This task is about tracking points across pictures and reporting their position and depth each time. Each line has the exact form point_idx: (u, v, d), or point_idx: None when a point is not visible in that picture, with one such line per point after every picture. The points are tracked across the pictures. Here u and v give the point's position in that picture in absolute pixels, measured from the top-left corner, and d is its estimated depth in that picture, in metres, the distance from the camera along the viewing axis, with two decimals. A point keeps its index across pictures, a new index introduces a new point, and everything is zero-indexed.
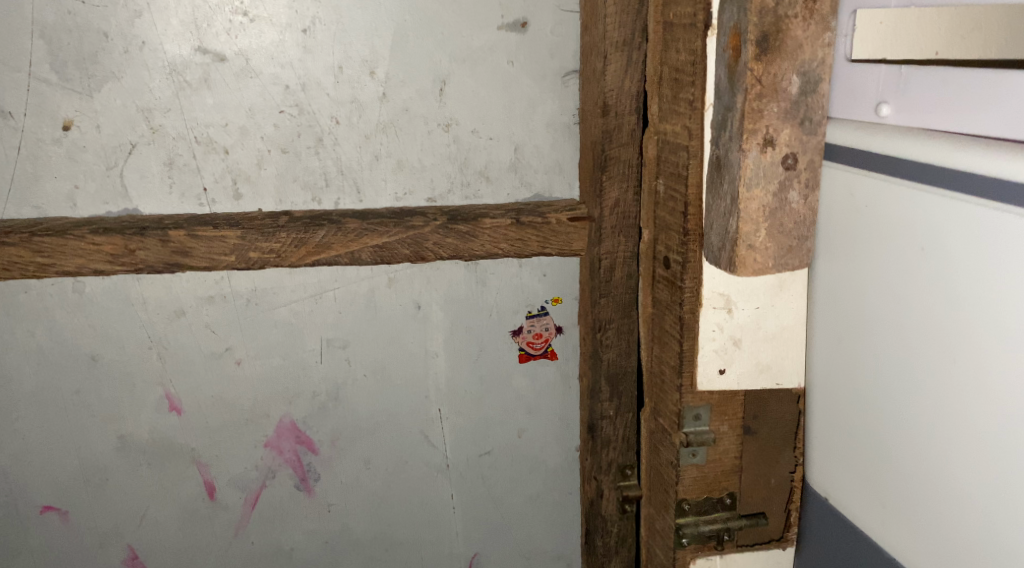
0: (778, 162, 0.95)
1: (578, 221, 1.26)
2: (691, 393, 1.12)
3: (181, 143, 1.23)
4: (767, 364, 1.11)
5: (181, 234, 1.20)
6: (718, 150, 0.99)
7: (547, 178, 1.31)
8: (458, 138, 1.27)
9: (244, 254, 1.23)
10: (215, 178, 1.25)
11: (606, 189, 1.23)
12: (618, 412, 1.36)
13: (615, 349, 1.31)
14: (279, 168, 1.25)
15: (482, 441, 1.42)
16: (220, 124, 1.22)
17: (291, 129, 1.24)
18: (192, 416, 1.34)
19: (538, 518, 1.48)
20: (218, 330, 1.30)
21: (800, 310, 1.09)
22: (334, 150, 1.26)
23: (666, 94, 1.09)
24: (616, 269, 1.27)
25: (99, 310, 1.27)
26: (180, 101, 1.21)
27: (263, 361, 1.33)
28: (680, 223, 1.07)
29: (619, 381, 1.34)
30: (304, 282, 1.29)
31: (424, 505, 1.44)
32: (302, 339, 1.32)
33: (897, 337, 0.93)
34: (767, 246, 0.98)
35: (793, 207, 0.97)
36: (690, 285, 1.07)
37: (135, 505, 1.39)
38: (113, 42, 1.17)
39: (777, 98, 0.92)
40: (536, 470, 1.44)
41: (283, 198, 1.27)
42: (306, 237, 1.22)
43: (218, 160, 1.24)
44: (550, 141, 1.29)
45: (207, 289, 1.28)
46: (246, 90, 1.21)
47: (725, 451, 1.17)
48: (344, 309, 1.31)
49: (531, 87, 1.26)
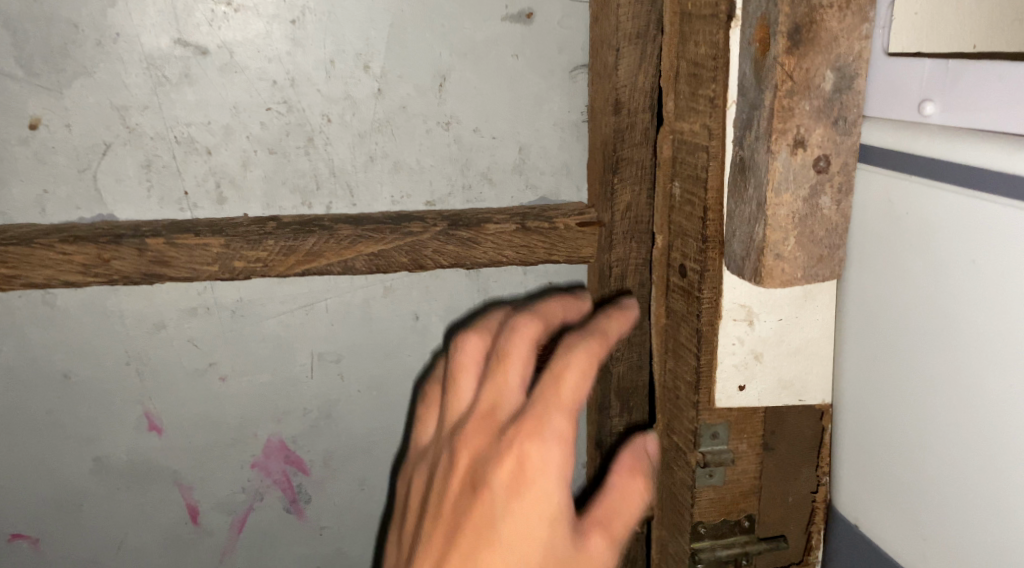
0: (809, 165, 0.87)
1: (587, 226, 1.19)
2: (708, 411, 1.05)
3: (161, 144, 1.15)
4: (790, 381, 1.04)
5: (159, 242, 1.11)
6: (743, 151, 0.92)
7: (554, 180, 1.25)
8: (460, 137, 1.20)
9: (229, 263, 1.13)
10: (197, 181, 1.17)
11: (618, 192, 1.16)
12: (627, 428, 1.30)
13: (625, 362, 1.26)
14: (266, 170, 1.18)
15: None
16: (203, 122, 1.14)
17: (279, 129, 1.16)
18: (173, 435, 1.26)
19: None
20: (202, 344, 1.22)
21: (826, 323, 1.02)
22: (326, 150, 1.18)
23: (682, 91, 1.02)
24: (627, 277, 1.20)
25: (72, 323, 1.18)
26: (158, 98, 1.12)
27: (251, 378, 1.25)
28: (699, 229, 1.00)
29: (629, 397, 1.29)
30: (295, 292, 1.21)
31: None
32: (293, 353, 1.25)
33: (937, 354, 0.87)
34: (796, 256, 0.90)
35: (825, 213, 0.90)
36: (708, 296, 1.01)
37: (113, 531, 1.30)
38: (85, 33, 1.09)
39: (809, 96, 0.85)
40: None
41: (271, 203, 1.19)
42: (296, 245, 1.13)
43: (201, 162, 1.16)
44: (558, 140, 1.23)
45: (190, 300, 1.20)
46: (231, 86, 1.13)
47: (744, 472, 1.10)
48: (337, 321, 1.24)
49: (538, 83, 1.20)
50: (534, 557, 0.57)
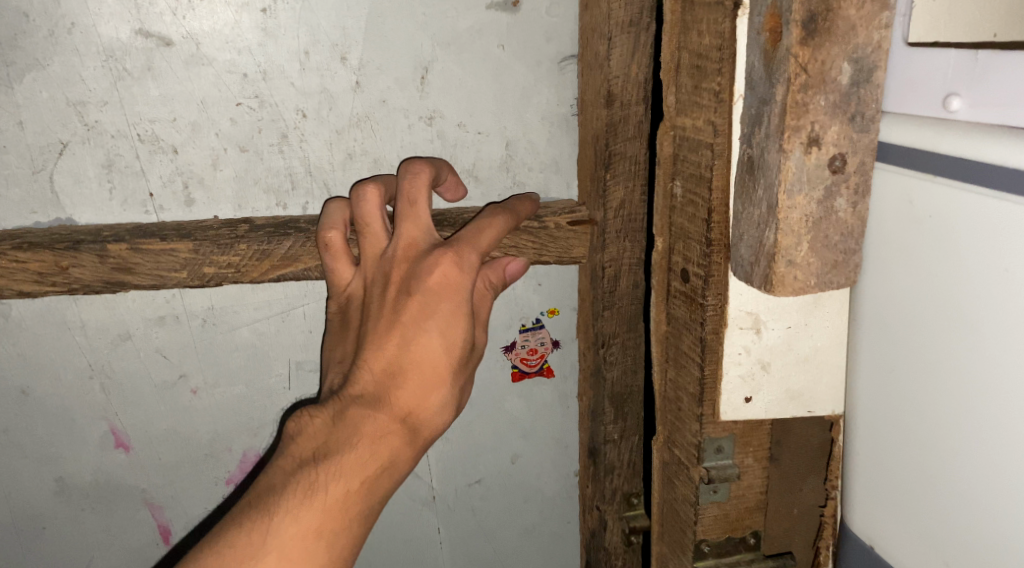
0: (824, 165, 0.81)
1: (578, 225, 1.20)
2: (713, 424, 1.00)
3: (122, 142, 1.15)
4: (798, 391, 0.98)
5: (123, 249, 1.11)
6: (751, 149, 0.86)
7: (542, 177, 1.27)
8: (443, 132, 1.22)
9: (198, 269, 1.13)
10: (163, 182, 1.18)
11: (611, 190, 1.16)
12: (622, 436, 1.34)
13: (619, 366, 1.28)
14: (237, 168, 1.19)
15: (471, 471, 1.45)
16: (168, 119, 1.15)
17: (250, 125, 1.17)
18: (141, 452, 1.32)
19: (535, 549, 1.54)
20: (170, 355, 1.27)
21: (837, 329, 0.96)
22: (301, 147, 1.19)
23: (688, 80, 0.94)
24: (621, 277, 1.22)
25: (29, 335, 1.22)
26: (118, 93, 1.13)
27: (222, 390, 1.30)
28: (702, 232, 0.94)
29: (624, 402, 1.32)
30: (269, 299, 1.26)
31: (409, 543, 1.48)
32: (268, 365, 1.30)
33: (953, 352, 0.81)
34: (809, 262, 0.84)
35: (841, 216, 0.83)
36: (712, 303, 0.95)
37: (79, 555, 1.37)
38: (35, 23, 1.08)
39: (825, 90, 0.79)
40: (530, 499, 1.49)
41: (243, 203, 1.21)
42: (271, 249, 1.14)
43: (167, 161, 1.17)
44: (546, 135, 1.25)
45: (156, 309, 1.24)
46: (199, 78, 1.14)
47: (750, 486, 1.05)
48: (314, 328, 1.28)
49: (524, 74, 1.21)
50: (456, 332, 0.93)
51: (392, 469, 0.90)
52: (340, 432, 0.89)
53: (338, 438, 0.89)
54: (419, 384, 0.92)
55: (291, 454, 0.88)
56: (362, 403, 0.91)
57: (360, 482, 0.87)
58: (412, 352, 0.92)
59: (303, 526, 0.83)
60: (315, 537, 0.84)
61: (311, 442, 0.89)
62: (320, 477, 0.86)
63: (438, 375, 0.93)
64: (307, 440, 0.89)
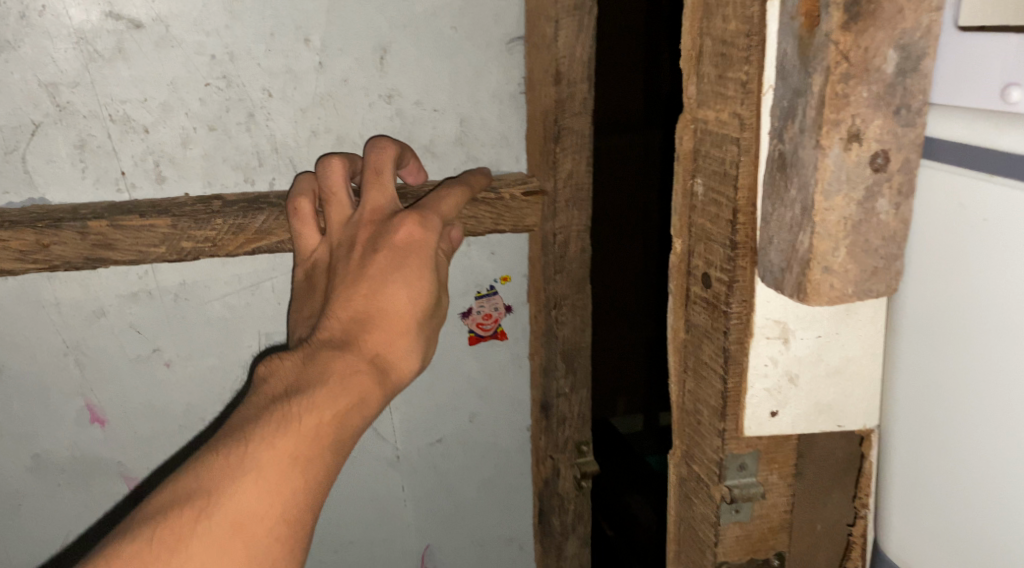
0: (865, 163, 0.75)
1: (533, 196, 1.59)
2: (735, 439, 0.93)
3: (93, 123, 1.43)
4: (828, 404, 0.91)
5: (103, 225, 1.38)
6: (782, 144, 0.79)
7: (494, 151, 1.63)
8: (401, 108, 1.55)
9: (175, 244, 1.43)
10: (133, 161, 1.46)
11: (562, 159, 1.55)
12: (572, 390, 1.79)
13: (568, 323, 1.71)
14: (206, 147, 1.48)
15: (432, 431, 1.87)
16: (139, 100, 1.43)
17: (220, 103, 1.46)
18: (113, 426, 1.64)
19: (493, 505, 1.98)
20: (143, 329, 1.58)
21: (870, 338, 0.89)
22: (266, 125, 1.49)
23: (710, 61, 0.87)
24: (568, 241, 1.64)
25: (9, 317, 1.51)
26: (89, 74, 1.40)
27: (194, 362, 1.63)
28: (727, 234, 0.87)
29: (574, 357, 1.76)
30: (239, 274, 1.59)
31: (374, 498, 1.88)
32: (240, 336, 1.63)
33: (968, 350, 0.77)
34: (847, 269, 0.77)
35: (882, 219, 0.77)
36: (736, 309, 0.88)
37: (59, 529, 1.69)
38: (11, 8, 1.33)
39: (867, 80, 0.72)
40: (487, 455, 1.93)
41: (212, 180, 1.51)
42: (245, 223, 1.44)
43: (138, 140, 1.45)
44: (497, 111, 1.61)
45: (130, 287, 1.55)
46: (167, 58, 1.42)
47: (774, 505, 0.98)
48: (280, 298, 1.62)
49: (476, 53, 1.56)
50: (421, 287, 1.08)
51: (365, 407, 0.98)
52: (313, 368, 1.00)
53: (310, 374, 0.98)
54: (388, 329, 1.05)
55: (266, 391, 0.98)
56: (333, 346, 1.02)
57: (332, 413, 0.95)
58: (380, 300, 1.06)
59: (282, 449, 0.90)
60: (291, 461, 0.91)
61: (285, 380, 0.99)
62: (293, 407, 0.94)
63: (404, 325, 1.06)
64: (281, 378, 1.00)
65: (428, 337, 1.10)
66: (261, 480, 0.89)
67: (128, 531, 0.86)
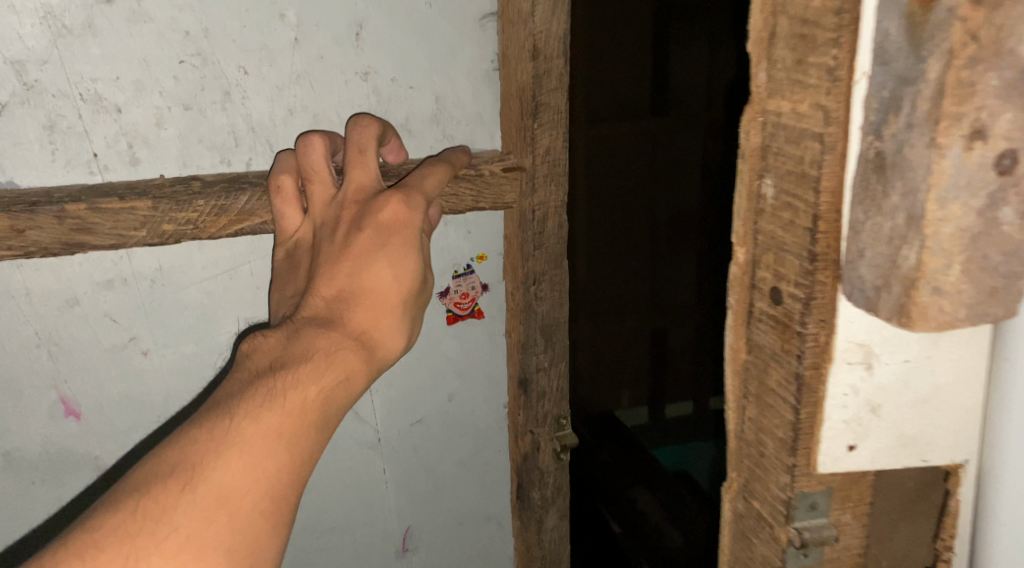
0: (990, 163, 0.64)
1: (510, 172, 1.54)
2: (806, 476, 0.82)
3: (64, 103, 1.32)
4: (912, 438, 0.79)
5: (81, 209, 1.28)
6: (880, 142, 0.68)
7: (469, 129, 1.59)
8: (378, 87, 1.49)
9: (157, 227, 1.34)
10: (106, 142, 1.36)
11: (538, 138, 1.50)
12: (551, 364, 1.73)
13: (547, 300, 1.66)
14: (180, 128, 1.39)
15: (412, 412, 1.78)
16: (110, 79, 1.33)
17: (194, 82, 1.37)
18: (90, 419, 1.52)
19: (470, 480, 1.90)
20: (119, 319, 1.47)
21: (967, 366, 0.77)
22: (242, 104, 1.41)
23: (787, 38, 0.75)
24: (547, 219, 1.59)
25: None
26: (58, 50, 1.29)
27: (172, 350, 1.53)
28: (804, 245, 0.76)
29: (553, 332, 1.71)
30: (216, 258, 1.50)
31: (357, 484, 1.79)
32: (218, 322, 1.54)
33: None
34: (960, 290, 0.66)
35: (1005, 231, 0.66)
36: (813, 331, 0.77)
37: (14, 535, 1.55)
38: None
39: (996, 67, 0.62)
40: (467, 432, 1.85)
41: (188, 161, 1.41)
42: (228, 205, 1.37)
43: (111, 121, 1.35)
44: (472, 89, 1.57)
45: (105, 274, 1.44)
46: (140, 35, 1.32)
47: (846, 547, 0.87)
48: (259, 282, 1.54)
49: (450, 32, 1.51)
50: (404, 266, 1.21)
51: (348, 381, 1.09)
52: (295, 346, 1.10)
53: (293, 353, 1.08)
54: (370, 309, 1.17)
55: (249, 367, 1.07)
56: (316, 325, 1.14)
57: (316, 391, 1.04)
58: (362, 279, 1.19)
59: (266, 425, 0.98)
60: (276, 435, 0.98)
61: (268, 355, 1.09)
62: (278, 384, 1.03)
63: (387, 304, 1.19)
64: (264, 355, 1.09)
65: (407, 316, 1.21)
66: (245, 452, 0.95)
67: (109, 503, 0.89)
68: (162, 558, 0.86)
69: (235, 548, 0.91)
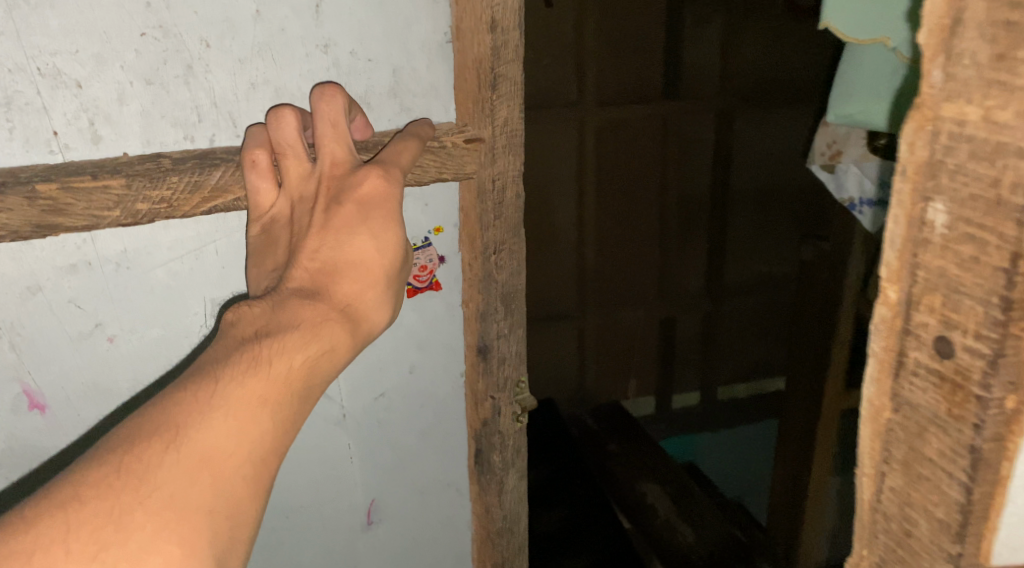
0: None
1: (471, 144, 1.48)
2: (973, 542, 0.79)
3: (21, 78, 1.20)
4: None
5: (54, 188, 1.21)
6: None
7: (425, 103, 1.48)
8: (338, 59, 1.38)
9: (130, 207, 1.27)
10: (66, 119, 1.24)
11: (497, 108, 1.47)
12: (510, 330, 1.69)
13: (507, 269, 1.62)
14: (143, 104, 1.28)
15: (376, 385, 1.66)
16: (70, 52, 1.21)
17: (156, 55, 1.26)
18: (56, 412, 1.40)
19: (431, 451, 1.79)
20: (83, 305, 1.35)
21: None
22: (204, 78, 1.30)
23: (980, 27, 0.68)
24: (506, 188, 1.54)
25: None
26: (14, 23, 1.17)
27: (139, 334, 1.41)
28: (991, 289, 0.70)
29: (512, 300, 1.66)
30: (182, 238, 1.38)
31: (323, 461, 1.67)
32: (184, 304, 1.42)
33: None
34: None
35: None
36: (997, 396, 0.72)
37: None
38: None
39: None
40: (427, 403, 1.73)
41: (151, 139, 1.30)
42: (202, 180, 1.31)
43: (71, 97, 1.23)
44: (426, 62, 1.46)
45: (68, 257, 1.32)
46: (100, 7, 1.21)
47: None
48: (228, 264, 1.43)
49: (406, 5, 1.40)
50: (392, 239, 1.23)
51: (332, 354, 1.09)
52: (280, 313, 1.10)
53: (278, 321, 1.08)
54: (356, 279, 1.18)
55: (235, 335, 1.06)
56: (300, 297, 1.14)
57: (302, 359, 1.05)
58: (346, 252, 1.20)
59: (252, 393, 0.98)
60: (261, 402, 0.98)
61: (257, 321, 1.09)
62: (263, 350, 1.03)
63: (372, 276, 1.20)
64: (251, 321, 1.09)
65: (388, 297, 1.23)
66: (232, 416, 0.95)
67: (89, 460, 0.88)
68: (146, 515, 0.85)
69: (218, 511, 0.90)
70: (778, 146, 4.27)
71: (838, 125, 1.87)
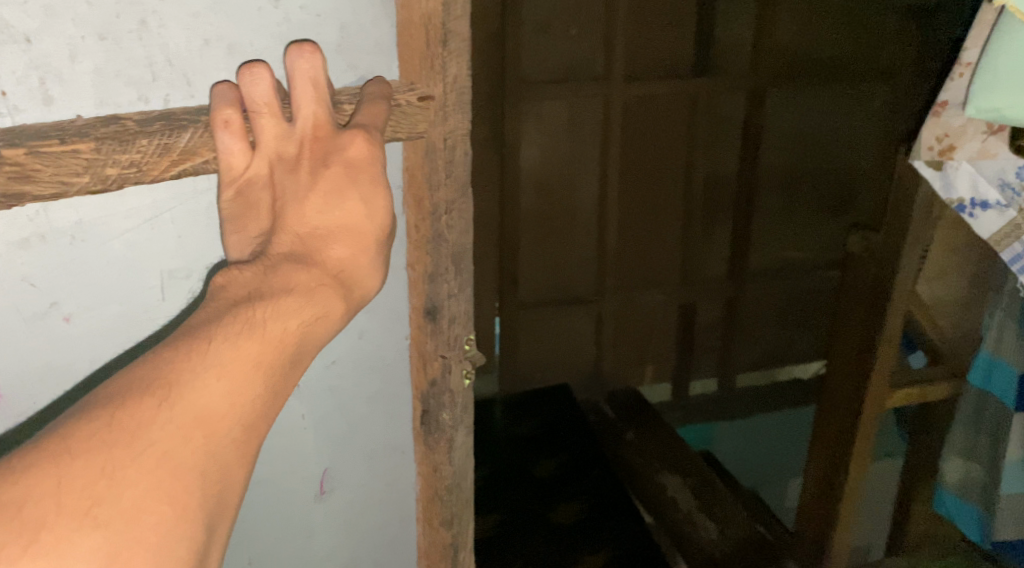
0: None
1: (423, 101, 1.16)
2: None
3: None
4: None
5: (19, 152, 0.91)
6: None
7: (370, 61, 1.16)
8: (290, 15, 1.08)
9: (100, 172, 0.96)
10: (14, 76, 0.95)
11: (448, 65, 1.14)
12: (461, 289, 1.33)
13: (458, 229, 1.27)
14: (98, 62, 0.99)
15: (325, 351, 1.32)
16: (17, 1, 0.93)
17: (108, 5, 0.97)
18: (14, 402, 1.09)
19: (381, 416, 1.44)
20: (41, 283, 1.05)
21: None
22: (160, 34, 1.01)
23: None
24: (456, 147, 1.21)
25: None
26: None
27: (99, 313, 1.10)
28: None
29: (461, 259, 1.30)
30: (138, 206, 1.08)
31: (276, 433, 1.34)
32: (140, 277, 1.11)
33: None
34: None
35: None
36: None
37: None
38: None
39: None
40: (376, 368, 1.39)
41: (105, 101, 1.00)
42: (172, 142, 1.01)
43: (19, 52, 0.95)
44: (371, 15, 1.14)
45: (20, 231, 1.01)
46: None
47: None
48: (185, 233, 1.12)
49: None
50: (379, 200, 1.14)
51: (326, 317, 1.01)
52: (272, 278, 1.01)
53: (272, 283, 0.99)
54: (351, 244, 1.11)
55: (225, 296, 0.97)
56: (291, 260, 1.05)
57: (297, 323, 0.97)
58: (335, 216, 1.11)
59: (245, 355, 0.91)
60: (255, 365, 0.91)
61: (247, 283, 0.99)
62: (258, 312, 0.95)
63: (364, 239, 1.12)
64: (241, 284, 0.99)
65: (379, 258, 1.14)
66: (223, 376, 0.88)
67: (79, 415, 0.82)
68: (139, 472, 0.80)
69: (207, 472, 0.85)
70: (811, 128, 4.00)
71: (956, 114, 1.52)
